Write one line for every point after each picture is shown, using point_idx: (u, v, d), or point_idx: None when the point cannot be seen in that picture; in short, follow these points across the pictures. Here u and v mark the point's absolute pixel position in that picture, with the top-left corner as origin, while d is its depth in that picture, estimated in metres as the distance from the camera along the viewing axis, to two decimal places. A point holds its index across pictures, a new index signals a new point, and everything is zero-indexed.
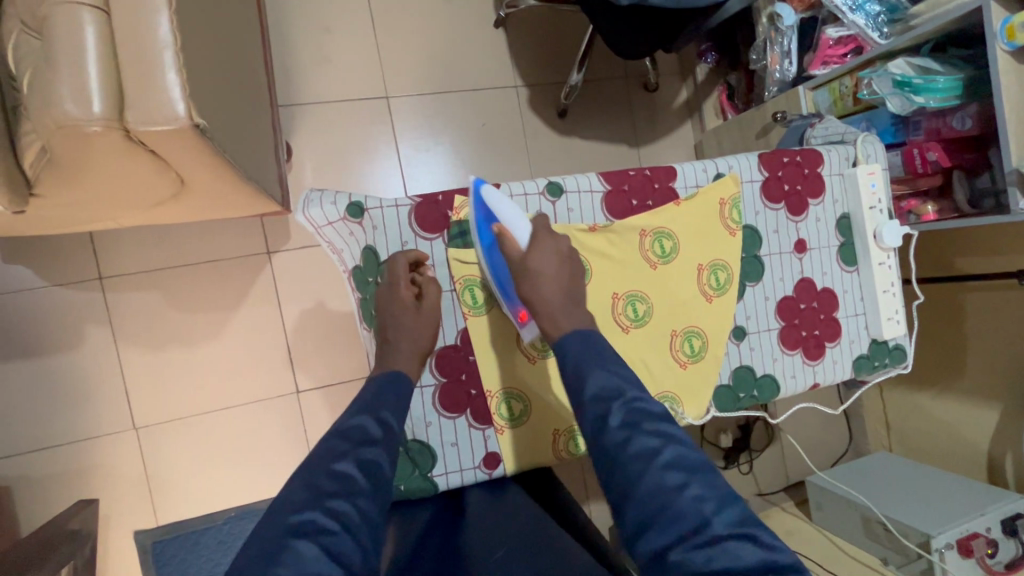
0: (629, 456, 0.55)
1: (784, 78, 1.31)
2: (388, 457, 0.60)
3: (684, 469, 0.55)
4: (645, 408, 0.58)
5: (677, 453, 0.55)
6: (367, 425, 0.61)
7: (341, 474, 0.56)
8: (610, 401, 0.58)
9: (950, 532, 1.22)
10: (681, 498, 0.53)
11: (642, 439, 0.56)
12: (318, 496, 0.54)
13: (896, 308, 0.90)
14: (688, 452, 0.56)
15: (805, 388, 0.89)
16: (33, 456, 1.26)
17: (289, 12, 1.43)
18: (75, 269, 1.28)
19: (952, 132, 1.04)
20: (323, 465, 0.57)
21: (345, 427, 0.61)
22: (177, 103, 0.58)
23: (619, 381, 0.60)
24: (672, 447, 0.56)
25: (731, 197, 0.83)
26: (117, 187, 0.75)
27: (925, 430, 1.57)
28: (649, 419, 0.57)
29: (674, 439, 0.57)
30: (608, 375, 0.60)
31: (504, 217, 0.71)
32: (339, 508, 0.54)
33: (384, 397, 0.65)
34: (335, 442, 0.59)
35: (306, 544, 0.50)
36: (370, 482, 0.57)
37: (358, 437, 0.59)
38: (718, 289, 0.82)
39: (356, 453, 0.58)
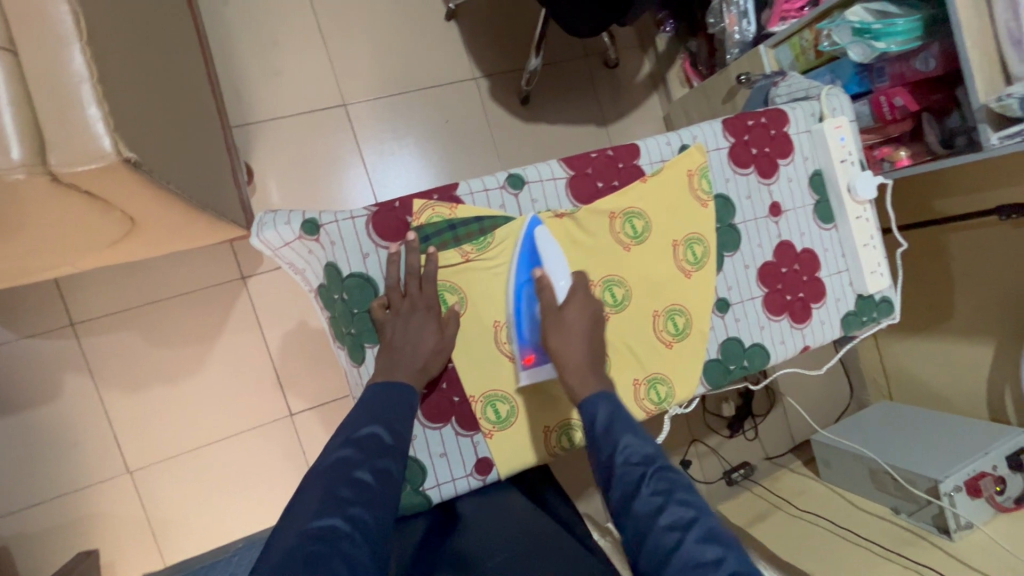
0: (661, 525, 0.52)
1: (744, 38, 1.28)
2: (399, 467, 0.60)
3: (719, 545, 0.50)
4: (676, 479, 0.56)
5: (711, 527, 0.52)
6: (380, 433, 0.61)
7: (357, 481, 0.56)
8: (642, 467, 0.57)
9: (959, 473, 1.21)
10: (718, 575, 0.48)
11: (676, 508, 0.53)
12: (337, 504, 0.53)
13: (878, 260, 0.88)
14: (723, 529, 0.52)
15: (796, 352, 0.87)
16: (27, 513, 1.24)
17: (232, 28, 1.38)
18: (46, 318, 1.25)
19: (917, 74, 1.03)
20: (341, 474, 0.56)
21: (357, 436, 0.60)
22: (103, 139, 0.54)
23: (649, 451, 0.59)
24: (705, 519, 0.52)
25: (699, 167, 0.80)
26: (64, 231, 0.72)
27: (923, 376, 1.57)
28: (682, 489, 0.55)
29: (708, 513, 0.53)
30: (638, 440, 0.59)
31: (549, 262, 0.73)
32: (353, 516, 0.53)
33: (394, 407, 0.64)
34: (348, 451, 0.59)
35: (329, 551, 0.48)
36: (382, 491, 0.56)
37: (373, 446, 0.59)
38: (696, 263, 0.80)
39: (371, 463, 0.58)
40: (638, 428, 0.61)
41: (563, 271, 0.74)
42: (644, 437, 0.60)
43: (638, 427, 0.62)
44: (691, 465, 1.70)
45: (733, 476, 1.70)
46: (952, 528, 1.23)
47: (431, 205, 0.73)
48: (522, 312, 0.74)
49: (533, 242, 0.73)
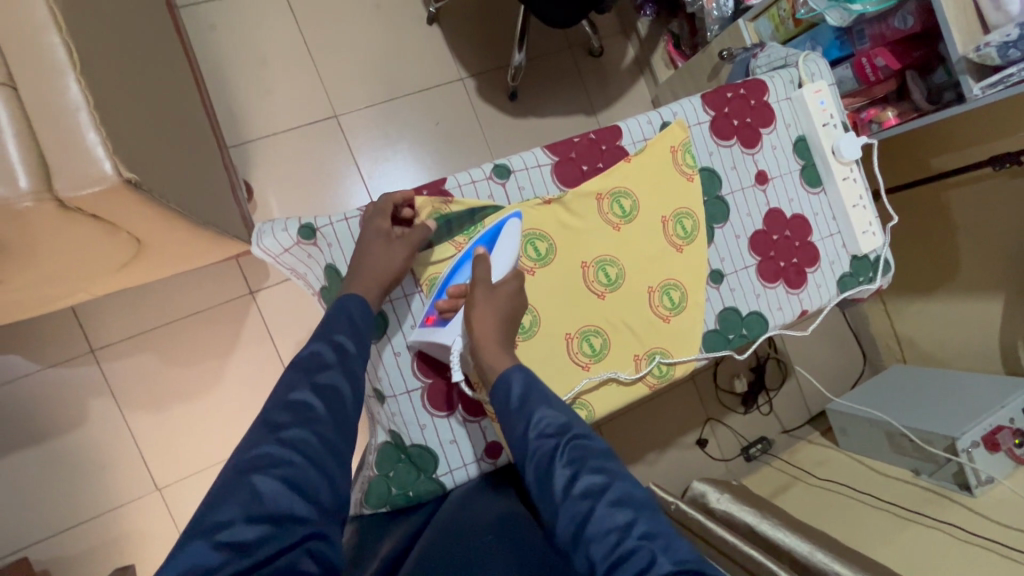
0: (575, 496, 0.55)
1: (723, 15, 1.31)
2: (345, 380, 0.63)
3: (628, 505, 0.54)
4: (588, 445, 0.59)
5: (621, 490, 0.56)
6: (322, 351, 0.64)
7: (296, 403, 0.59)
8: (554, 439, 0.59)
9: (974, 430, 1.21)
10: (627, 535, 0.52)
11: (588, 476, 0.56)
12: (272, 429, 0.57)
13: (870, 220, 0.89)
14: (631, 487, 0.56)
15: (794, 318, 0.88)
16: (64, 536, 1.28)
17: (222, 50, 1.42)
18: (67, 346, 1.29)
19: (895, 33, 1.03)
20: (282, 395, 0.61)
21: (302, 358, 0.64)
22: (104, 162, 0.57)
23: (560, 422, 0.60)
24: (615, 482, 0.56)
25: (681, 143, 0.82)
26: (75, 256, 0.75)
27: (934, 336, 1.57)
28: (593, 456, 0.58)
29: (617, 474, 0.57)
30: (553, 411, 0.61)
31: (497, 251, 0.72)
32: (295, 439, 0.57)
33: (336, 323, 0.66)
34: (291, 374, 0.62)
35: (264, 478, 0.53)
36: (327, 410, 0.60)
37: (314, 364, 0.63)
38: (687, 237, 0.81)
39: (311, 382, 0.61)
40: (550, 399, 0.63)
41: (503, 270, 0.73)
42: (557, 406, 0.62)
43: (554, 398, 0.63)
44: (708, 444, 1.70)
45: (751, 451, 1.72)
46: (972, 484, 1.22)
47: (420, 201, 0.75)
48: (450, 278, 0.73)
49: (499, 228, 0.73)
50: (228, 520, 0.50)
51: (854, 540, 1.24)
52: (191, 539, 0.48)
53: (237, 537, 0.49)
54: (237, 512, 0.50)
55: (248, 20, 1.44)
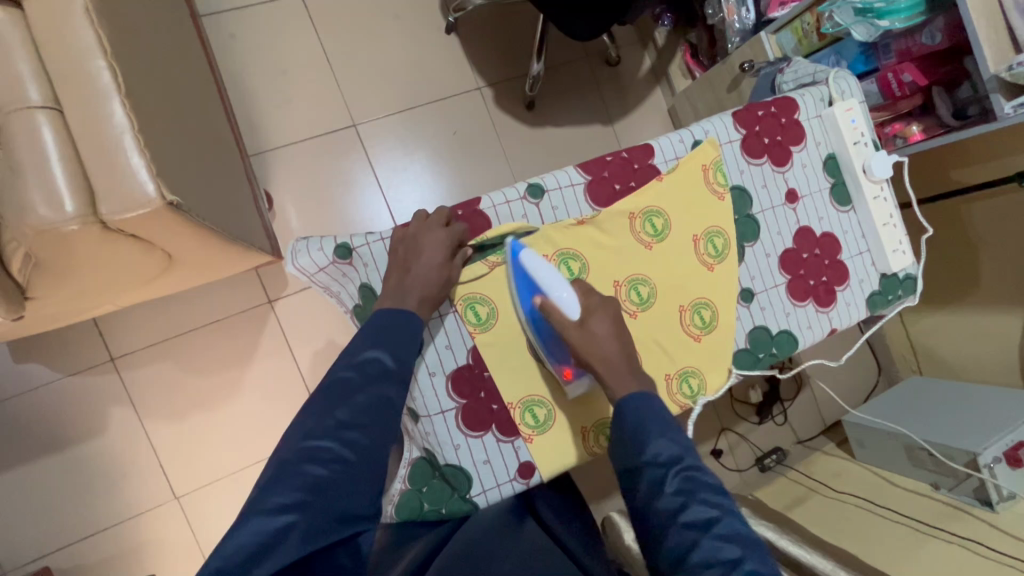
0: (682, 524, 0.54)
1: (744, 26, 1.31)
2: (397, 391, 0.61)
3: (736, 543, 0.53)
4: (700, 476, 0.57)
5: (730, 527, 0.54)
6: (381, 357, 0.61)
7: (354, 404, 0.57)
8: (665, 467, 0.57)
9: (996, 445, 1.21)
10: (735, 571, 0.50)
11: (696, 510, 0.54)
12: (333, 426, 0.55)
13: (900, 239, 0.88)
14: (741, 524, 0.54)
15: (823, 336, 0.87)
16: (81, 545, 1.28)
17: (242, 59, 1.42)
18: (86, 355, 1.29)
19: (923, 49, 1.03)
20: (339, 395, 0.58)
21: (358, 360, 0.61)
22: (147, 185, 0.57)
23: (674, 448, 0.58)
24: (724, 519, 0.54)
25: (713, 161, 0.81)
26: (110, 273, 0.76)
27: (952, 348, 1.57)
28: (704, 490, 0.56)
29: (727, 510, 0.55)
30: (663, 438, 0.59)
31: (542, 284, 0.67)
32: (351, 440, 0.55)
33: (396, 333, 0.64)
34: (348, 372, 0.60)
35: (318, 471, 0.52)
36: (380, 417, 0.58)
37: (372, 369, 0.60)
38: (718, 256, 0.81)
39: (370, 387, 0.59)
40: (666, 422, 0.61)
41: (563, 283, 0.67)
42: (674, 430, 0.60)
43: (667, 423, 0.61)
44: (723, 454, 1.70)
45: (765, 463, 1.70)
46: (994, 500, 1.22)
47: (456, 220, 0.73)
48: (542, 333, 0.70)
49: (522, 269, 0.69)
50: (286, 504, 0.50)
51: (876, 557, 1.23)
52: (250, 514, 0.49)
53: (290, 521, 0.49)
54: (296, 497, 0.50)
55: (267, 28, 1.44)
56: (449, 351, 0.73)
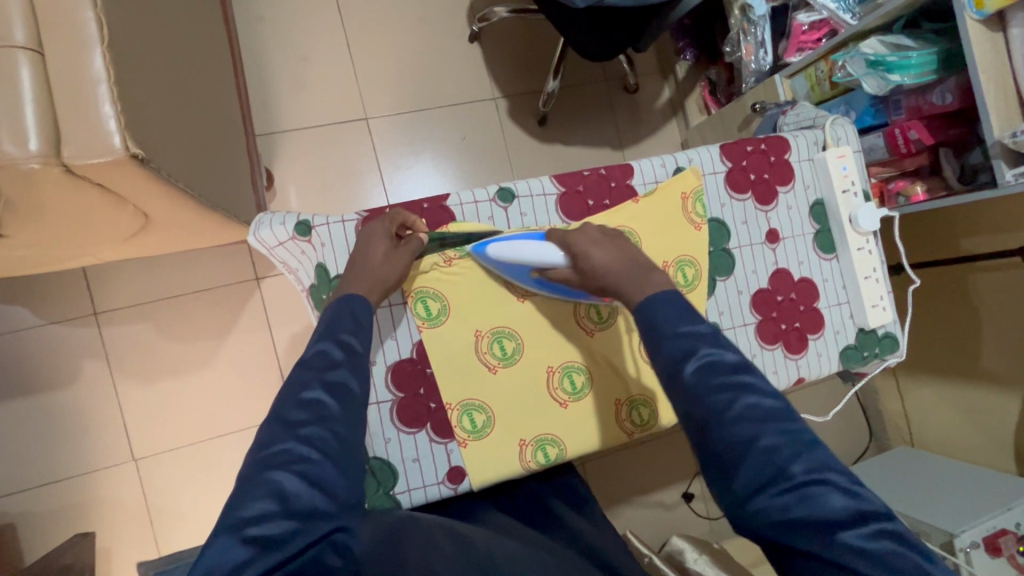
0: (702, 410, 0.51)
1: (760, 68, 1.29)
2: (355, 379, 0.57)
3: (758, 419, 0.50)
4: (719, 359, 0.53)
5: (753, 404, 0.50)
6: (330, 348, 0.57)
7: (309, 401, 0.54)
8: (682, 354, 0.53)
9: (975, 529, 1.16)
10: (757, 448, 0.48)
11: (715, 395, 0.51)
12: (289, 427, 0.52)
13: (881, 295, 0.85)
14: (764, 398, 0.51)
15: (789, 384, 0.84)
16: (33, 492, 1.29)
17: (267, 42, 1.46)
18: (70, 306, 1.32)
19: (933, 108, 1.01)
20: (291, 395, 0.55)
21: (306, 356, 0.58)
22: (113, 136, 0.59)
23: (691, 336, 0.54)
24: (746, 395, 0.51)
25: (693, 190, 0.80)
26: (82, 222, 0.77)
27: (948, 422, 1.50)
28: (725, 372, 0.52)
29: (749, 386, 0.51)
30: (681, 336, 0.54)
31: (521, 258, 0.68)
32: (313, 436, 0.51)
33: (341, 319, 0.60)
34: (298, 373, 0.56)
35: (283, 474, 0.49)
36: (340, 410, 0.54)
37: (322, 362, 0.56)
38: (687, 286, 0.79)
39: (321, 379, 0.55)
40: (685, 313, 0.56)
41: (534, 244, 0.67)
42: (698, 321, 0.55)
43: (686, 316, 0.55)
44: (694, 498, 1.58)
45: None
46: None
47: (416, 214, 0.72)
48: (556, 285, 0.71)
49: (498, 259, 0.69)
50: (255, 516, 0.46)
51: None
52: (217, 535, 0.46)
53: (266, 532, 0.46)
54: (263, 508, 0.47)
55: (296, 16, 1.48)
56: (393, 342, 0.72)
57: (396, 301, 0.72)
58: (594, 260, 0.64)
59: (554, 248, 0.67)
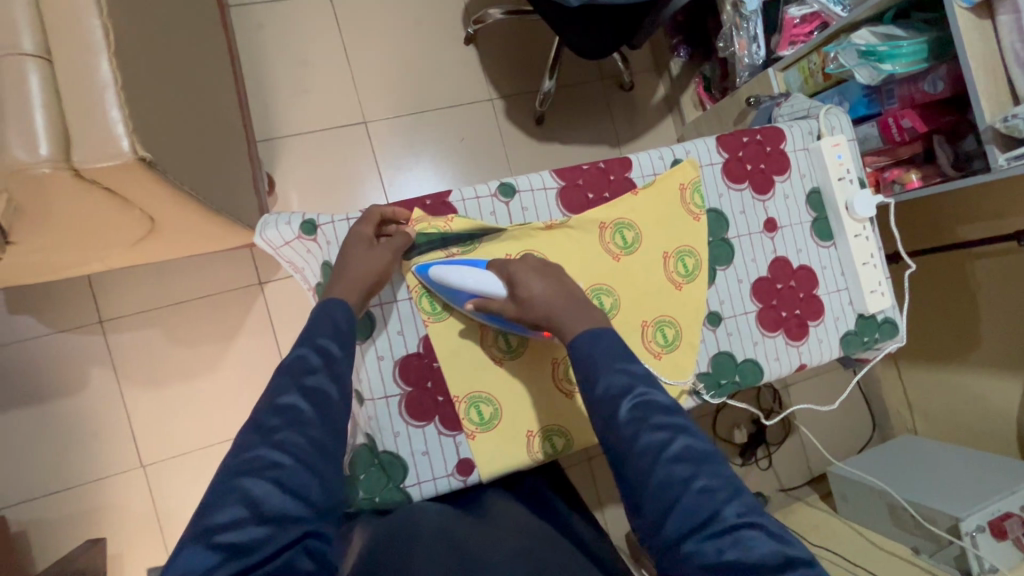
0: (637, 449, 0.53)
1: (753, 62, 1.30)
2: (333, 385, 0.59)
3: (692, 459, 0.52)
4: (653, 400, 0.56)
5: (686, 445, 0.53)
6: (308, 355, 0.60)
7: (285, 408, 0.56)
8: (619, 395, 0.56)
9: (980, 513, 1.17)
10: (690, 488, 0.50)
11: (648, 434, 0.53)
12: (264, 432, 0.54)
13: (879, 280, 0.86)
14: (698, 441, 0.54)
15: (791, 371, 0.85)
16: (42, 501, 1.29)
17: (266, 49, 1.48)
18: (76, 315, 1.33)
19: (925, 96, 1.03)
20: (268, 402, 0.57)
21: (286, 362, 0.60)
22: (122, 140, 0.60)
23: (628, 376, 0.57)
24: (680, 437, 0.53)
25: (691, 181, 0.81)
26: (91, 227, 0.78)
27: (950, 409, 1.51)
28: (658, 413, 0.54)
29: (683, 429, 0.54)
30: (618, 373, 0.57)
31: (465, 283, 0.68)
32: (286, 442, 0.54)
33: (321, 323, 0.63)
34: (277, 379, 0.58)
35: (255, 480, 0.51)
36: (316, 415, 0.56)
37: (299, 368, 0.59)
38: (687, 276, 0.80)
39: (299, 386, 0.57)
40: (624, 353, 0.59)
41: (478, 271, 0.68)
42: (633, 360, 0.59)
43: (623, 355, 0.59)
44: None
45: None
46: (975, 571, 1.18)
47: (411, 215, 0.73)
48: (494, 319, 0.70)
49: (441, 284, 0.70)
50: (226, 522, 0.48)
51: None
52: (189, 540, 0.48)
53: (235, 539, 0.48)
54: (234, 512, 0.49)
55: (294, 22, 1.50)
56: (400, 336, 0.73)
57: (402, 297, 0.73)
58: (528, 286, 0.65)
59: (496, 278, 0.68)
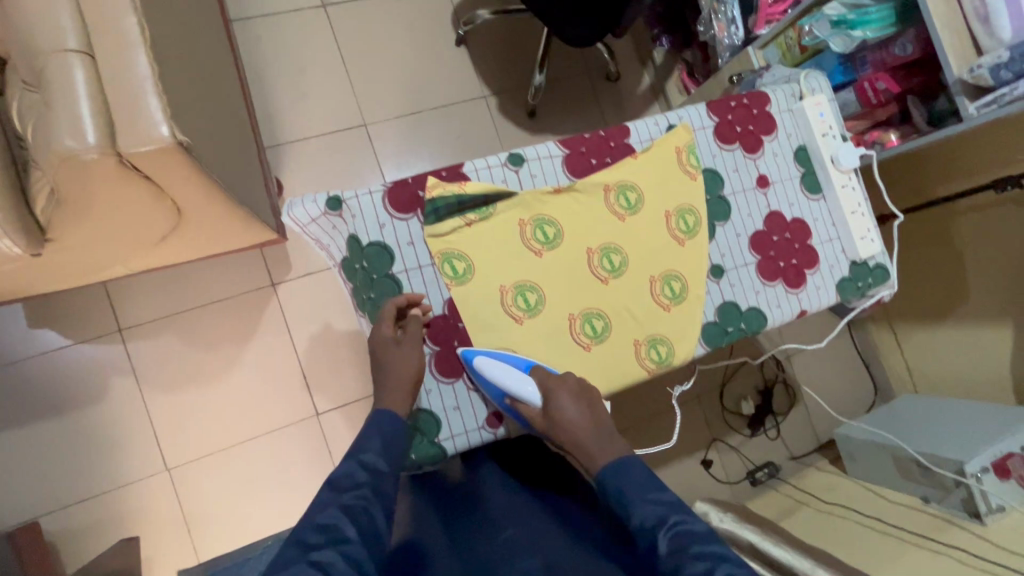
0: None
1: (733, 42, 1.38)
2: (375, 505, 0.60)
3: None
4: (690, 530, 0.57)
5: (731, 575, 0.52)
6: (354, 471, 0.62)
7: (325, 524, 0.56)
8: (655, 528, 0.58)
9: (983, 455, 1.22)
10: None
11: (690, 565, 0.53)
12: (303, 548, 0.54)
13: (867, 227, 0.92)
14: (742, 571, 0.53)
15: (792, 317, 0.90)
16: (72, 509, 1.31)
17: (265, 60, 1.53)
18: (95, 325, 1.36)
19: (896, 59, 1.10)
20: (310, 518, 0.57)
21: (333, 478, 0.62)
22: (161, 126, 0.65)
23: (661, 506, 0.60)
24: (723, 567, 0.53)
25: (686, 144, 0.87)
26: (124, 221, 0.83)
27: (946, 365, 1.57)
28: (698, 542, 0.56)
29: (724, 559, 0.54)
30: (649, 502, 0.60)
31: (507, 386, 0.72)
32: (324, 559, 0.53)
33: (366, 439, 0.66)
34: (324, 493, 0.60)
35: None
36: (359, 537, 0.56)
37: (345, 483, 0.61)
38: (689, 232, 0.85)
39: (341, 501, 0.59)
40: (654, 482, 0.63)
41: (521, 377, 0.72)
42: (664, 489, 0.62)
43: (651, 484, 0.62)
44: (712, 464, 1.72)
45: (757, 476, 1.73)
46: (982, 511, 1.22)
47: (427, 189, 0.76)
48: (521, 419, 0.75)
49: (484, 375, 0.73)
50: None
51: (859, 560, 1.25)
52: None
53: None
54: None
55: (290, 33, 1.55)
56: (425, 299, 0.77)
57: (424, 263, 0.77)
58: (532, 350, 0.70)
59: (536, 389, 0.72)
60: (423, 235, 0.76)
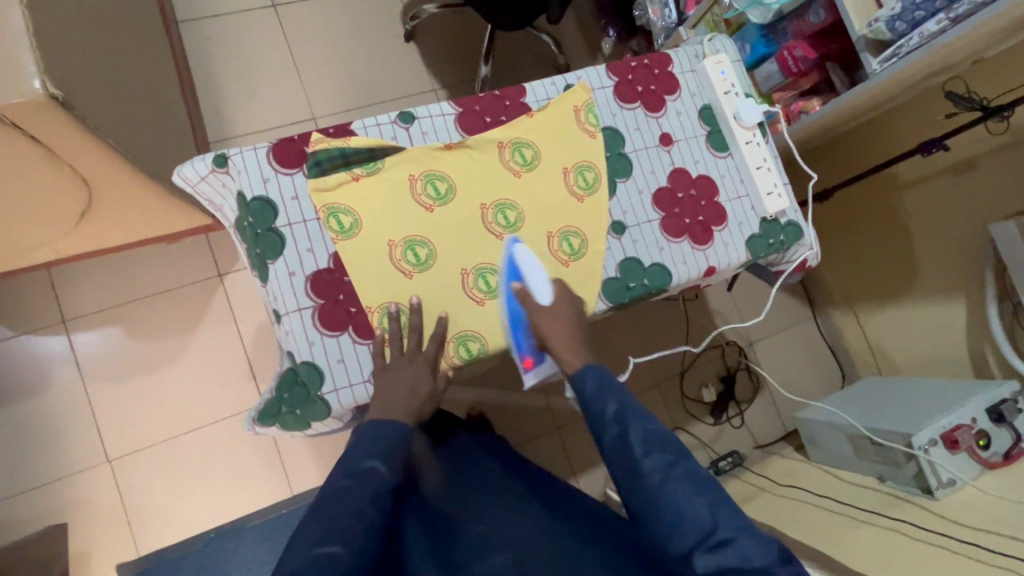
0: (648, 472, 0.64)
1: (666, 24, 1.41)
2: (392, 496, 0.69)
3: (692, 482, 0.64)
4: (655, 430, 0.67)
5: (685, 469, 0.64)
6: (378, 466, 0.69)
7: (355, 511, 0.65)
8: (624, 428, 0.67)
9: (931, 426, 1.17)
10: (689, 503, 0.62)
11: (655, 459, 0.65)
12: (334, 532, 0.63)
13: (774, 183, 0.92)
14: (695, 465, 0.65)
15: (700, 274, 0.89)
16: (10, 502, 1.30)
17: (214, 58, 1.57)
18: (39, 317, 1.37)
19: (812, 27, 1.10)
20: (340, 501, 0.65)
21: (358, 467, 0.68)
22: (34, 80, 0.66)
23: (632, 410, 0.68)
24: (680, 463, 0.65)
25: (584, 103, 0.88)
26: (27, 190, 0.84)
27: (906, 343, 1.54)
28: (662, 441, 0.66)
29: (680, 454, 0.65)
30: (622, 406, 0.68)
31: (530, 279, 0.79)
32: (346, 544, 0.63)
33: (384, 438, 0.71)
34: (346, 479, 0.67)
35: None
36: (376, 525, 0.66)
37: (365, 474, 0.68)
38: (588, 188, 0.86)
39: (367, 494, 0.67)
40: (624, 391, 0.71)
41: (543, 276, 0.80)
42: (629, 399, 0.70)
43: (627, 396, 0.70)
44: None
45: (719, 465, 1.67)
46: (933, 486, 1.18)
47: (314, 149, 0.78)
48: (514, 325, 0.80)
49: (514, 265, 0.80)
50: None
51: (821, 544, 1.20)
52: None
53: None
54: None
55: (239, 32, 1.59)
56: (310, 253, 0.76)
57: (309, 217, 0.77)
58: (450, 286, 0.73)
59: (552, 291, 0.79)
60: (308, 189, 0.77)
